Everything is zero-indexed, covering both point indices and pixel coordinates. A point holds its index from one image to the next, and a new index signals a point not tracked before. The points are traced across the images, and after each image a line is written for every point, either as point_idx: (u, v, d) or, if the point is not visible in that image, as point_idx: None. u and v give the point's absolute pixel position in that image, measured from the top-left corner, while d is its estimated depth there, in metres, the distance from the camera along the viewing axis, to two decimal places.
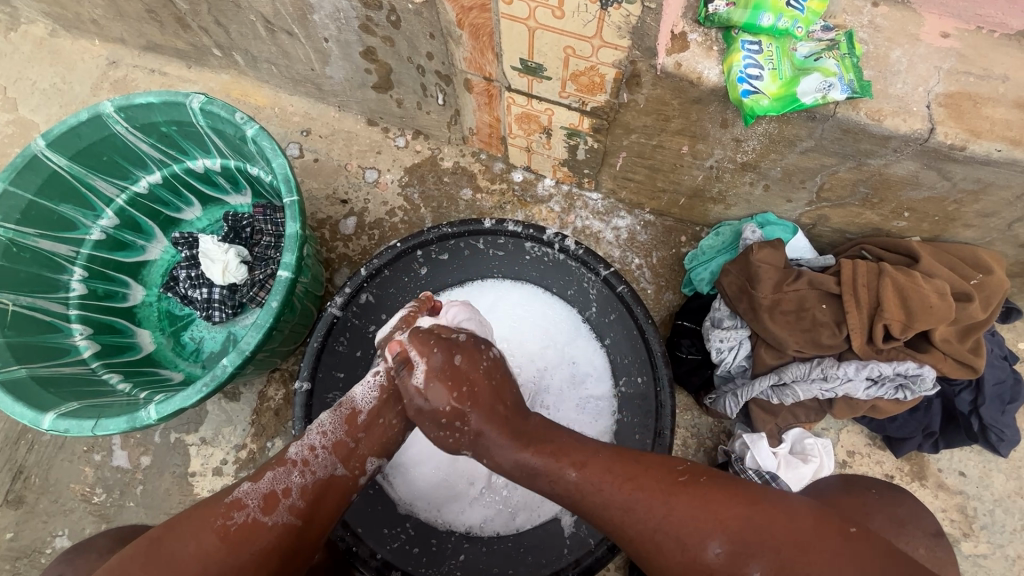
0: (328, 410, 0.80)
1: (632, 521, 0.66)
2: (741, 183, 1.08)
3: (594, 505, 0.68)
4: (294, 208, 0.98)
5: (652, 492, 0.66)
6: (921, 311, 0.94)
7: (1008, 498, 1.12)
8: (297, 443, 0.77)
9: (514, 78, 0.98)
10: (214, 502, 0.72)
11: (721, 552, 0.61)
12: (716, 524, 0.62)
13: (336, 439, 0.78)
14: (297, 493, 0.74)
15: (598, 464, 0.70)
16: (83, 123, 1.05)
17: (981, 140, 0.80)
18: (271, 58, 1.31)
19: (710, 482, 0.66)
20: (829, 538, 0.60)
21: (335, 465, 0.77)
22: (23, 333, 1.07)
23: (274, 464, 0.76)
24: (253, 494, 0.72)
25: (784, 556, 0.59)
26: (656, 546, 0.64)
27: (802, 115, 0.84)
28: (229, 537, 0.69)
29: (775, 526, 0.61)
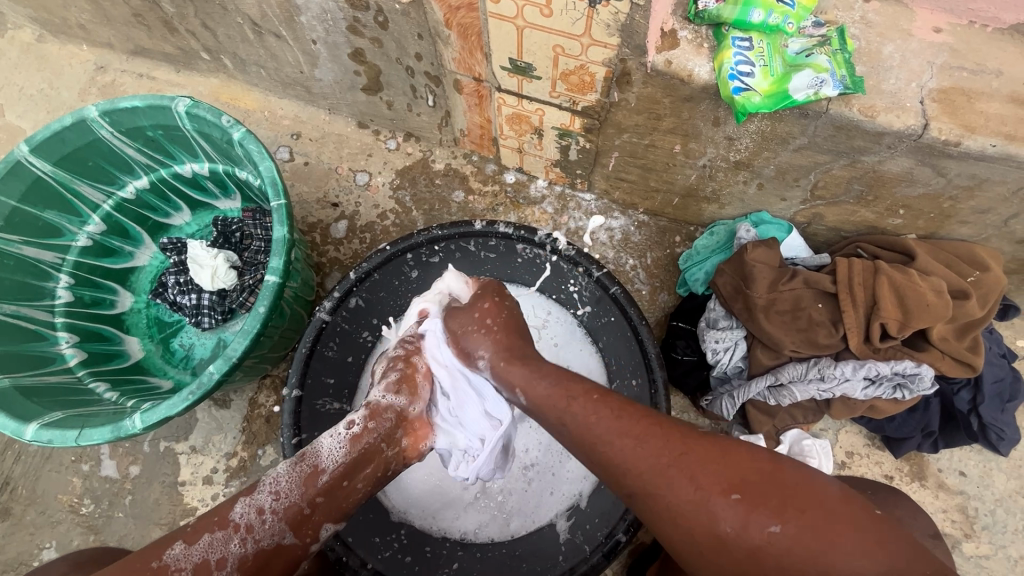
0: (289, 466, 0.72)
1: (642, 457, 0.59)
2: (734, 182, 1.07)
3: (601, 441, 0.62)
4: (282, 212, 0.96)
5: (670, 432, 0.61)
6: (918, 309, 0.92)
7: (1010, 498, 1.10)
8: (244, 503, 0.68)
9: (504, 78, 0.97)
10: (140, 566, 0.63)
11: (734, 502, 0.55)
12: (735, 477, 0.56)
13: (289, 502, 0.69)
14: (236, 564, 0.65)
15: (620, 399, 0.65)
16: (67, 128, 1.04)
17: (976, 135, 0.79)
18: (260, 61, 1.30)
19: (728, 438, 0.60)
20: (854, 513, 0.54)
21: (280, 534, 0.68)
22: (7, 342, 1.05)
23: (213, 526, 0.66)
24: (185, 561, 0.64)
25: (802, 519, 0.54)
26: (663, 481, 0.58)
27: (794, 112, 0.83)
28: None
29: (793, 487, 0.56)
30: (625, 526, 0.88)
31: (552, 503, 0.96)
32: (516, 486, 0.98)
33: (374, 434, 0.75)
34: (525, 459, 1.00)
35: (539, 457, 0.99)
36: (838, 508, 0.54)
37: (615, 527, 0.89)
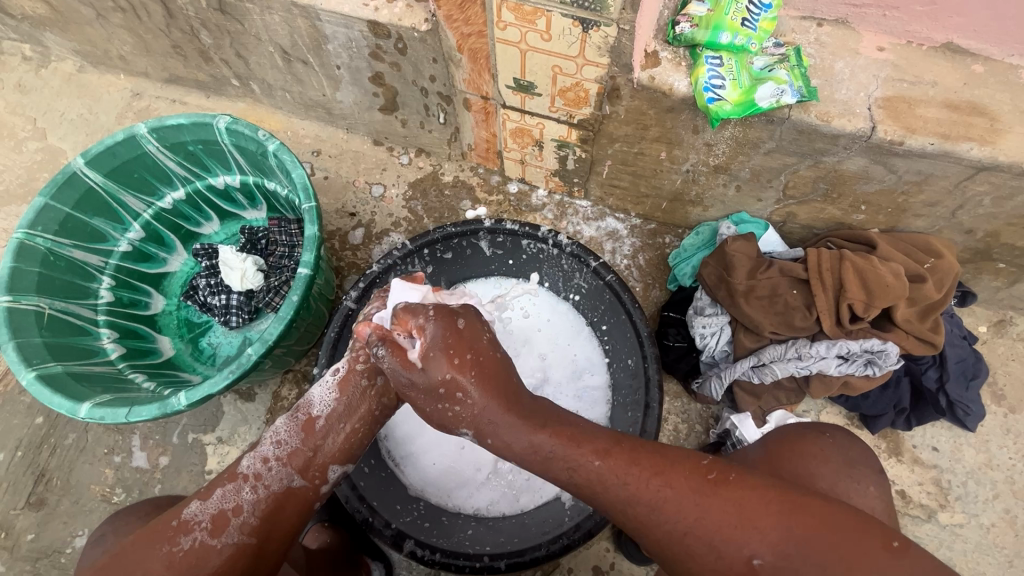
0: (287, 418, 0.81)
1: (658, 522, 0.66)
2: (715, 185, 1.20)
3: (624, 506, 0.67)
4: (313, 213, 1.08)
5: (685, 492, 0.65)
6: (880, 291, 1.04)
7: (980, 470, 1.19)
8: (250, 456, 0.79)
9: (509, 95, 1.11)
10: (164, 525, 0.75)
11: (760, 563, 0.61)
12: (758, 536, 0.61)
13: (291, 449, 0.79)
14: (249, 510, 0.76)
15: (622, 456, 0.68)
16: (119, 143, 1.16)
17: (916, 135, 0.92)
18: (286, 85, 1.44)
19: (744, 488, 0.64)
20: (875, 556, 0.59)
21: (287, 476, 0.78)
22: (58, 335, 1.14)
23: (224, 480, 0.78)
24: (202, 515, 0.75)
25: (827, 573, 0.59)
26: (690, 553, 0.64)
27: (761, 119, 0.96)
28: (179, 562, 0.72)
29: (809, 532, 0.61)
30: None
31: None
32: (525, 465, 1.06)
33: (360, 375, 0.82)
34: None
35: None
36: (859, 553, 0.59)
37: None
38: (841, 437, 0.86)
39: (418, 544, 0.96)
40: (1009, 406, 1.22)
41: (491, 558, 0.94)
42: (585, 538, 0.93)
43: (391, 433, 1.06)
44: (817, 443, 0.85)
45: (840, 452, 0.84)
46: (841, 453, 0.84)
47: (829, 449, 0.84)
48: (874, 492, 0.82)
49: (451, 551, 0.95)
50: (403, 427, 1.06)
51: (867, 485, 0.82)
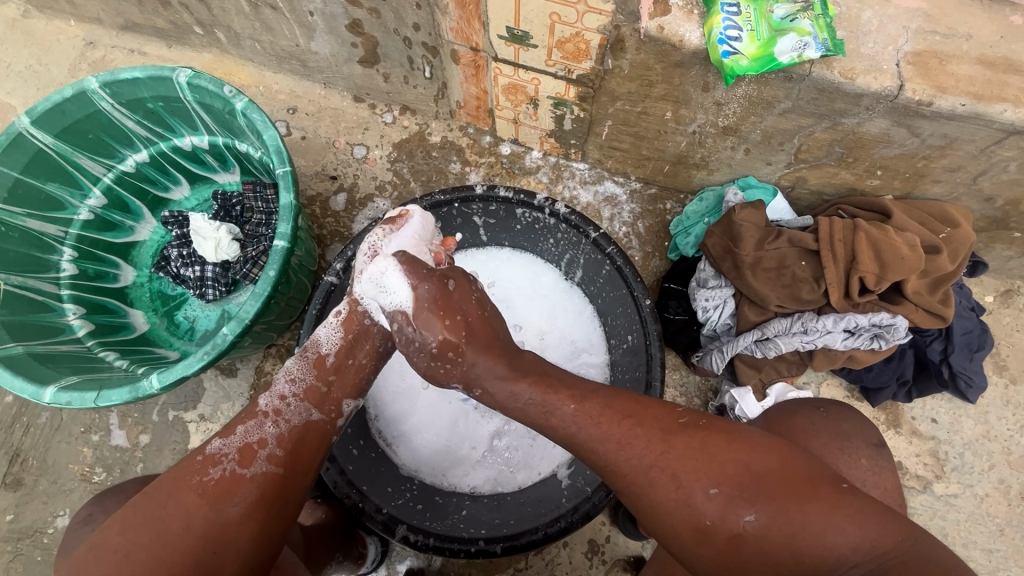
0: (297, 357, 0.77)
1: (627, 456, 0.65)
2: (723, 147, 1.12)
3: (591, 446, 0.67)
4: (288, 178, 0.99)
5: (653, 430, 0.65)
6: (894, 263, 0.99)
7: (977, 441, 1.19)
8: (267, 395, 0.74)
9: (501, 47, 1.00)
10: (187, 462, 0.69)
11: (714, 494, 0.61)
12: (713, 469, 0.62)
13: (307, 386, 0.75)
14: (275, 441, 0.71)
15: (598, 402, 0.68)
16: (67, 100, 1.05)
17: (947, 95, 0.85)
18: (255, 34, 1.31)
19: (706, 427, 0.65)
20: (823, 492, 0.59)
21: (305, 411, 0.74)
22: (16, 312, 1.07)
23: (243, 418, 0.72)
24: (228, 448, 0.70)
25: (776, 505, 0.59)
26: (651, 482, 0.64)
27: (779, 76, 0.87)
28: (209, 493, 0.67)
29: (769, 474, 0.61)
30: None
31: (554, 456, 1.02)
32: (521, 442, 1.03)
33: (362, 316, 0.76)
34: None
35: None
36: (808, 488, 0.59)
37: None
38: (836, 410, 0.83)
39: (412, 529, 0.91)
40: (1011, 377, 1.21)
41: (487, 543, 0.90)
42: (584, 520, 0.91)
43: (382, 413, 1.02)
44: (810, 418, 0.81)
45: (830, 426, 0.80)
46: (832, 425, 0.80)
47: (820, 423, 0.80)
48: (866, 464, 0.78)
49: (445, 535, 0.91)
50: (395, 406, 1.02)
51: (858, 458, 0.78)
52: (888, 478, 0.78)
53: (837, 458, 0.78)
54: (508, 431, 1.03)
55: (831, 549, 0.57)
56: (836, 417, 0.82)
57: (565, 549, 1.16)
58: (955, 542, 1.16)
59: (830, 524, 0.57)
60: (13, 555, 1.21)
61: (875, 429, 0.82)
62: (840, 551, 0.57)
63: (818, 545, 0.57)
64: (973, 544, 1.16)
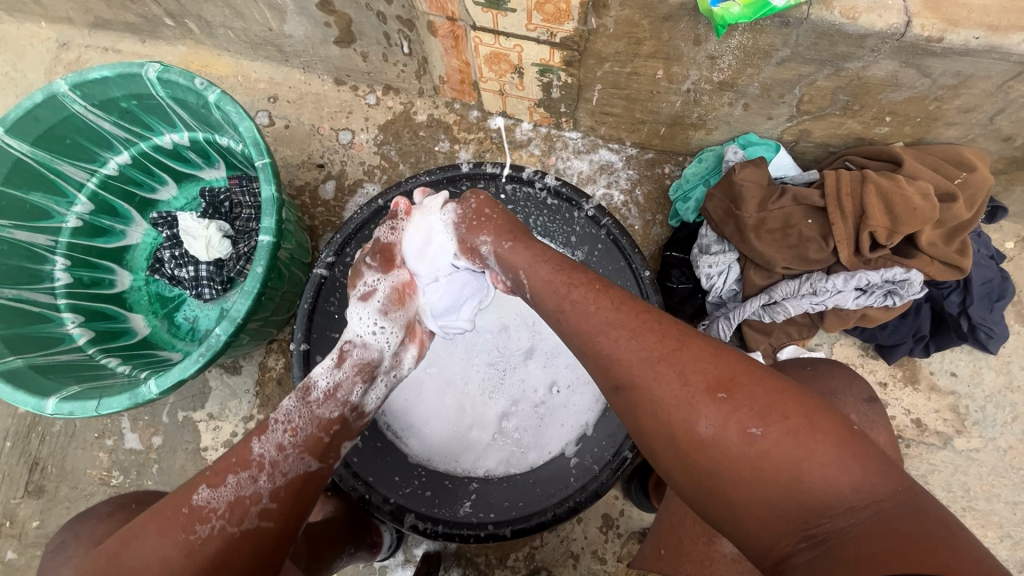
0: (295, 402, 0.74)
1: (631, 349, 0.60)
2: (720, 104, 1.06)
3: (593, 342, 0.63)
4: (268, 170, 0.96)
5: (666, 334, 0.60)
6: (907, 215, 0.94)
7: (999, 393, 1.15)
8: (261, 442, 0.70)
9: (478, 14, 0.93)
10: (171, 513, 0.64)
11: (717, 401, 0.54)
12: (725, 379, 0.55)
13: (306, 436, 0.72)
14: (270, 496, 0.68)
15: (620, 300, 0.64)
16: (39, 105, 1.02)
17: (959, 29, 0.78)
18: (226, 22, 1.26)
19: (725, 343, 0.59)
20: (838, 427, 0.52)
21: (306, 464, 0.71)
22: (13, 325, 1.07)
23: (235, 467, 0.68)
24: (217, 502, 0.65)
25: (787, 423, 0.52)
26: (649, 374, 0.58)
27: (775, 22, 0.81)
28: (196, 553, 0.63)
29: (788, 396, 0.54)
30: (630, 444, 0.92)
31: (562, 434, 0.99)
32: (529, 422, 1.00)
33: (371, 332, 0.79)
34: (534, 397, 1.01)
35: (547, 394, 1.01)
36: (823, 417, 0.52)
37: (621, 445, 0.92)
38: (823, 366, 0.81)
39: (420, 517, 0.91)
40: None
41: (497, 526, 0.91)
42: (593, 497, 0.91)
43: (388, 407, 1.00)
44: (798, 376, 0.78)
45: (817, 380, 0.78)
46: (820, 381, 0.78)
47: (809, 380, 0.78)
48: (858, 419, 0.75)
49: (454, 522, 0.92)
50: (399, 398, 1.00)
51: (849, 411, 0.76)
52: (882, 430, 0.75)
53: (827, 415, 0.75)
54: (516, 412, 1.01)
55: (827, 491, 0.50)
56: (824, 374, 0.80)
57: (579, 524, 1.17)
58: (979, 497, 1.13)
59: (838, 457, 0.50)
60: (44, 559, 1.24)
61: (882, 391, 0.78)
62: (837, 488, 0.49)
63: (817, 478, 0.50)
64: (997, 497, 1.13)
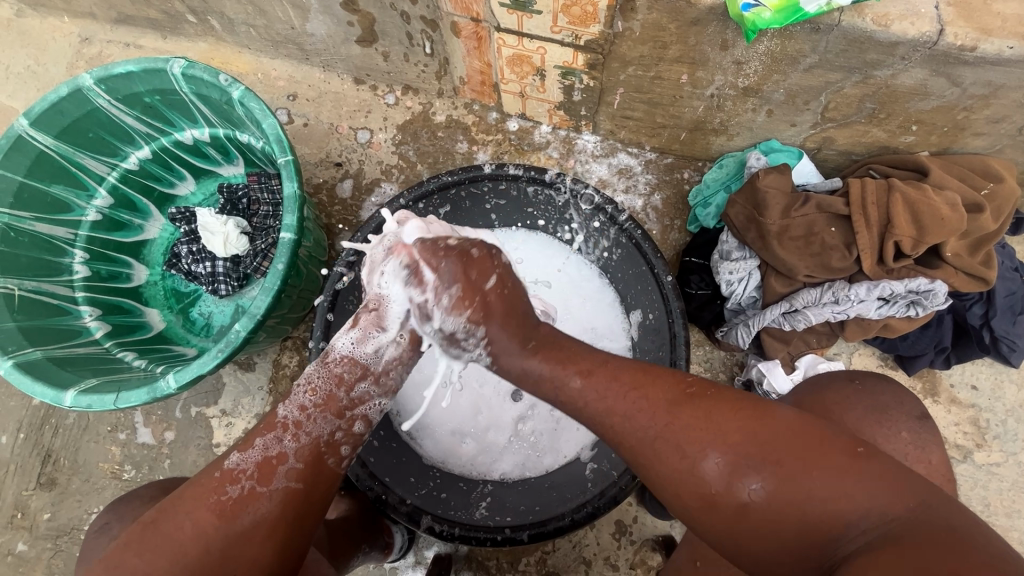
0: (317, 365, 0.73)
1: (631, 428, 0.61)
2: (744, 110, 1.06)
3: (598, 417, 0.63)
4: (290, 168, 0.96)
5: (658, 400, 0.61)
6: (932, 225, 0.93)
7: (1020, 408, 1.14)
8: (286, 404, 0.70)
9: (503, 15, 0.93)
10: (205, 479, 0.66)
11: (718, 462, 0.56)
12: (718, 437, 0.56)
13: (325, 395, 0.71)
14: (295, 457, 0.68)
15: (605, 372, 0.65)
16: (64, 98, 1.02)
17: (993, 38, 0.77)
18: (248, 19, 1.26)
19: (716, 391, 0.60)
20: (836, 457, 0.53)
21: (330, 424, 0.70)
22: (33, 317, 1.07)
23: (263, 429, 0.69)
24: (246, 464, 0.66)
25: (785, 470, 0.53)
26: (654, 454, 0.60)
27: (805, 28, 0.81)
28: (226, 513, 0.64)
29: (779, 437, 0.55)
30: None
31: (578, 438, 0.98)
32: (546, 426, 0.99)
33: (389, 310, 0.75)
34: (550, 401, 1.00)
35: None
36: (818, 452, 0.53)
37: None
38: (872, 381, 0.77)
39: (436, 519, 0.91)
40: None
41: (513, 530, 0.90)
42: (611, 504, 0.90)
43: (401, 408, 0.98)
44: (846, 393, 0.75)
45: (868, 399, 0.75)
46: (869, 398, 0.75)
47: (854, 397, 0.75)
48: (907, 438, 0.73)
49: (471, 525, 0.91)
50: (406, 396, 0.97)
51: (898, 431, 0.73)
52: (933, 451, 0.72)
53: (875, 431, 0.72)
54: (533, 414, 0.99)
55: (838, 517, 0.51)
56: (873, 389, 0.76)
57: (592, 530, 1.16)
58: (999, 512, 1.12)
59: (841, 489, 0.51)
60: (54, 551, 1.24)
61: (910, 399, 0.77)
62: (848, 515, 0.51)
63: (822, 509, 0.51)
64: (1017, 513, 1.12)
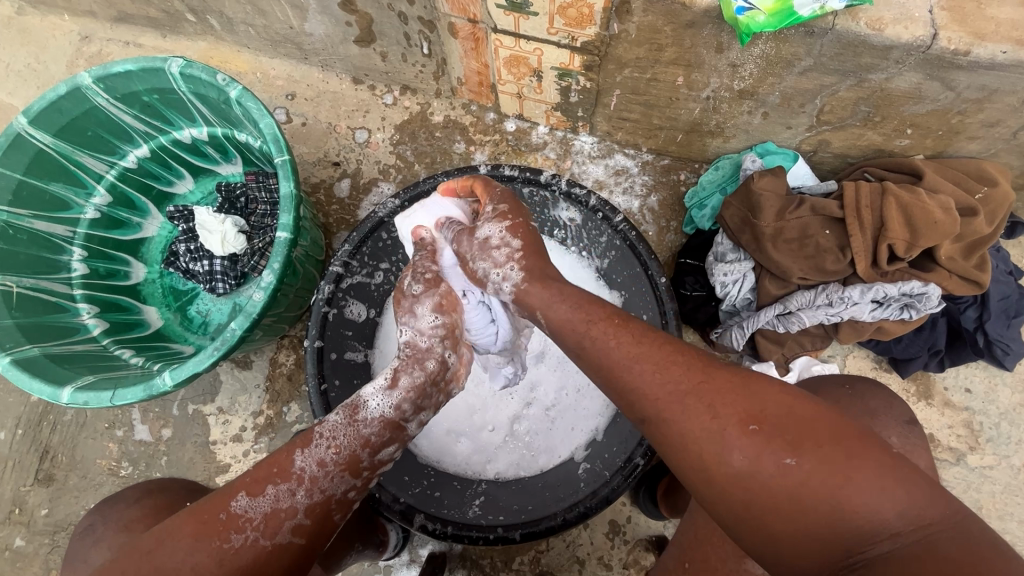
0: (344, 421, 0.69)
1: (658, 382, 0.58)
2: (739, 113, 1.06)
3: (623, 373, 0.60)
4: (287, 167, 0.96)
5: (693, 363, 0.59)
6: (926, 229, 0.94)
7: (1014, 411, 1.14)
8: (303, 455, 0.67)
9: (500, 17, 0.94)
10: (209, 517, 0.64)
11: (752, 433, 0.53)
12: (756, 408, 0.54)
13: (348, 454, 0.68)
14: (305, 513, 0.65)
15: (641, 325, 0.64)
16: (63, 97, 1.03)
17: (986, 43, 0.77)
18: (247, 19, 1.27)
19: (751, 367, 0.58)
20: (874, 452, 0.51)
21: (344, 482, 0.68)
22: (31, 314, 1.08)
23: (275, 477, 0.66)
24: (253, 513, 0.64)
25: (825, 454, 0.51)
26: (681, 411, 0.56)
27: (799, 31, 0.81)
28: (227, 562, 0.62)
29: (818, 422, 0.53)
30: (642, 450, 0.88)
31: (571, 438, 1.00)
32: (541, 426, 1.01)
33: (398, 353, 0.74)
34: (544, 401, 1.02)
35: (557, 399, 1.02)
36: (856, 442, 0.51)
37: (633, 451, 0.89)
38: (864, 388, 0.78)
39: (429, 518, 0.89)
40: None
41: (505, 529, 0.88)
42: (603, 504, 0.87)
43: None
44: (840, 398, 0.77)
45: (862, 407, 0.76)
46: (859, 403, 0.76)
47: (846, 400, 0.76)
48: (900, 441, 0.74)
49: (464, 523, 0.89)
50: None
51: (889, 434, 0.74)
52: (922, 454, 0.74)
53: None
54: (527, 415, 1.02)
55: (870, 514, 0.49)
56: (863, 395, 0.77)
57: (586, 529, 1.16)
58: (991, 515, 1.12)
59: (875, 485, 0.49)
60: (51, 547, 1.25)
61: (901, 402, 0.77)
62: (880, 514, 0.49)
63: (854, 502, 0.49)
64: (1009, 516, 1.12)
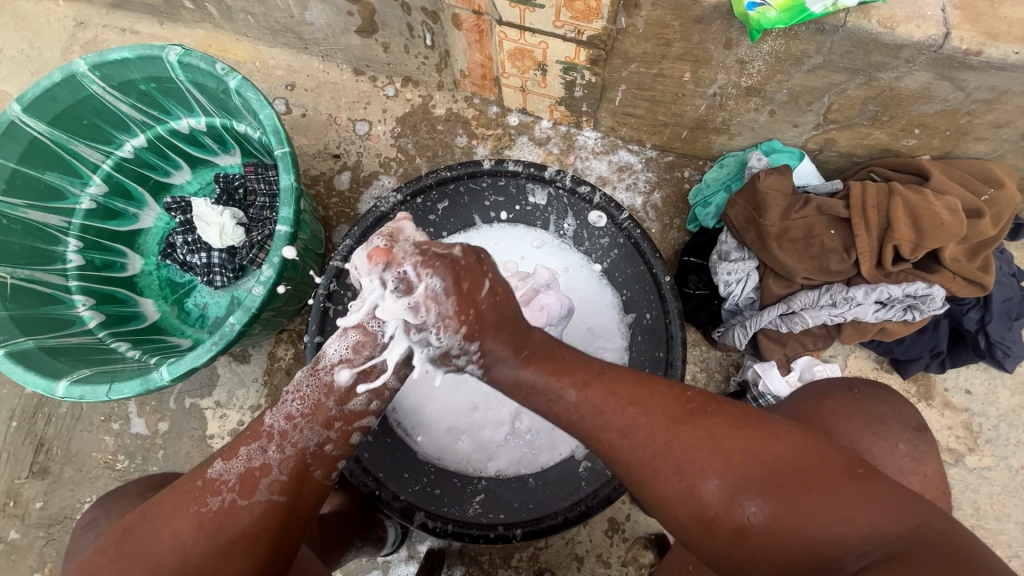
0: (306, 372, 0.71)
1: (624, 446, 0.62)
2: (746, 109, 1.05)
3: (595, 434, 0.64)
4: (287, 160, 0.94)
5: (657, 418, 0.61)
6: (932, 230, 0.93)
7: (1014, 412, 1.14)
8: (272, 413, 0.69)
9: (505, 9, 0.92)
10: (187, 486, 0.66)
11: (717, 484, 0.56)
12: (717, 459, 0.56)
13: (314, 404, 0.70)
14: (279, 468, 0.68)
15: (601, 386, 0.65)
16: (58, 85, 1.01)
17: (999, 43, 0.77)
18: (247, 7, 1.24)
19: (711, 412, 0.60)
20: (836, 481, 0.53)
21: (317, 436, 0.70)
22: (25, 306, 1.06)
23: (248, 438, 0.69)
24: (228, 475, 0.66)
25: (785, 494, 0.53)
26: (652, 473, 0.60)
27: (810, 28, 0.80)
28: (206, 526, 0.64)
29: (775, 458, 0.55)
30: None
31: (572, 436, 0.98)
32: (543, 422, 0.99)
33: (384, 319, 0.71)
34: None
35: None
36: (817, 476, 0.53)
37: None
38: (869, 391, 0.77)
39: (430, 515, 0.90)
40: None
41: (506, 527, 0.89)
42: (605, 503, 0.88)
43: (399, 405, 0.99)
44: (841, 400, 0.75)
45: (864, 410, 0.74)
46: (868, 408, 0.74)
47: (852, 407, 0.74)
48: (903, 450, 0.73)
49: (464, 522, 0.90)
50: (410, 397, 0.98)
51: (894, 442, 0.73)
52: (929, 465, 0.72)
53: (872, 443, 0.72)
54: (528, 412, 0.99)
55: (835, 537, 0.50)
56: (870, 399, 0.76)
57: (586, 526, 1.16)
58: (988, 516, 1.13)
59: (841, 514, 0.51)
60: (46, 540, 1.24)
61: (906, 406, 0.76)
62: (846, 537, 0.50)
63: (822, 531, 0.51)
64: (1006, 517, 1.13)
